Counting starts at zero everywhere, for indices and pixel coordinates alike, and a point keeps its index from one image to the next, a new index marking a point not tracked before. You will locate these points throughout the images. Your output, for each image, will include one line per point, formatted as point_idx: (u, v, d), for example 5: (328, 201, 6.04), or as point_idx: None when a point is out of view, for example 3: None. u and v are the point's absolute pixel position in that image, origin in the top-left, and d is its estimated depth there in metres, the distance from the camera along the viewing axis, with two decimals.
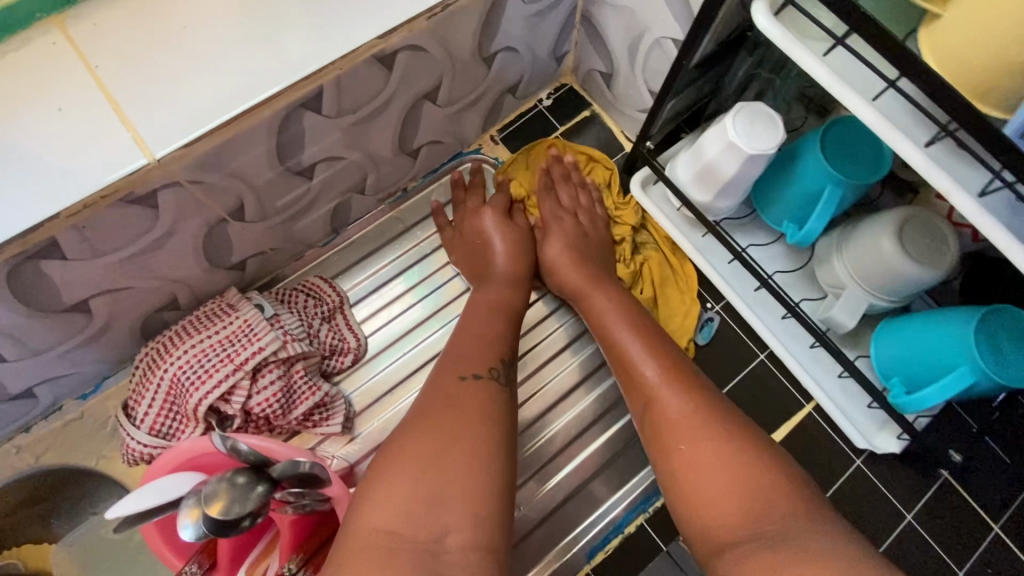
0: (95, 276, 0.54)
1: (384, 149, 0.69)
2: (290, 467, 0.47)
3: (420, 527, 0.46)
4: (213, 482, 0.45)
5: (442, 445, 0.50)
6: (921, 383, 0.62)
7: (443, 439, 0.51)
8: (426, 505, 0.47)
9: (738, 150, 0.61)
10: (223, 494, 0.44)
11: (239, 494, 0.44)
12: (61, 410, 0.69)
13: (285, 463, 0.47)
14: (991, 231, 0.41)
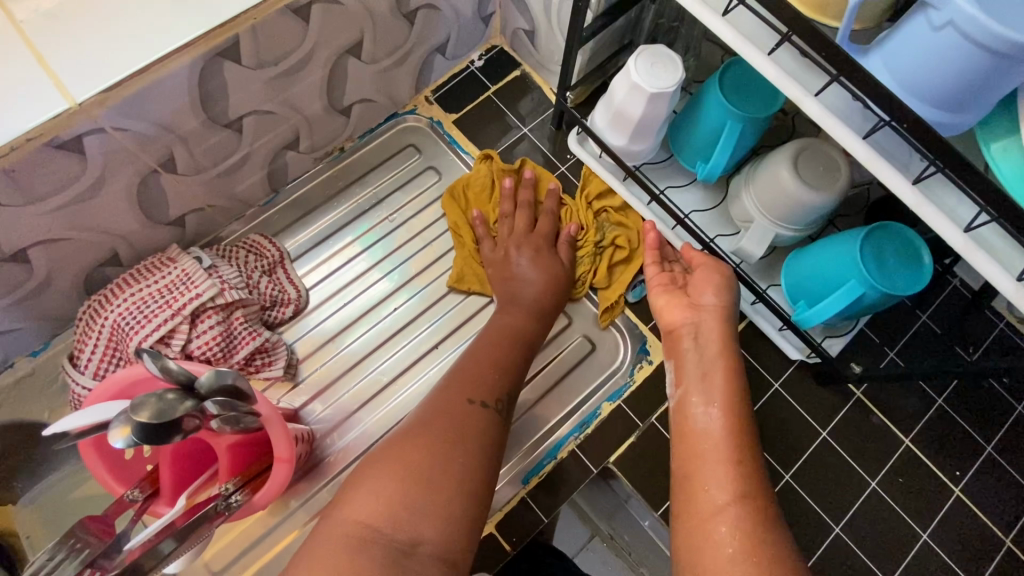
0: (32, 224, 0.57)
1: (314, 106, 0.72)
2: (214, 379, 0.50)
3: (399, 526, 0.48)
4: (141, 395, 0.47)
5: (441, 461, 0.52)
6: (820, 300, 0.67)
7: (441, 455, 0.52)
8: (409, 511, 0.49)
9: (640, 89, 0.65)
10: (152, 405, 0.47)
11: (167, 405, 0.47)
12: (13, 367, 0.72)
13: (209, 373, 0.50)
14: (834, 132, 0.45)
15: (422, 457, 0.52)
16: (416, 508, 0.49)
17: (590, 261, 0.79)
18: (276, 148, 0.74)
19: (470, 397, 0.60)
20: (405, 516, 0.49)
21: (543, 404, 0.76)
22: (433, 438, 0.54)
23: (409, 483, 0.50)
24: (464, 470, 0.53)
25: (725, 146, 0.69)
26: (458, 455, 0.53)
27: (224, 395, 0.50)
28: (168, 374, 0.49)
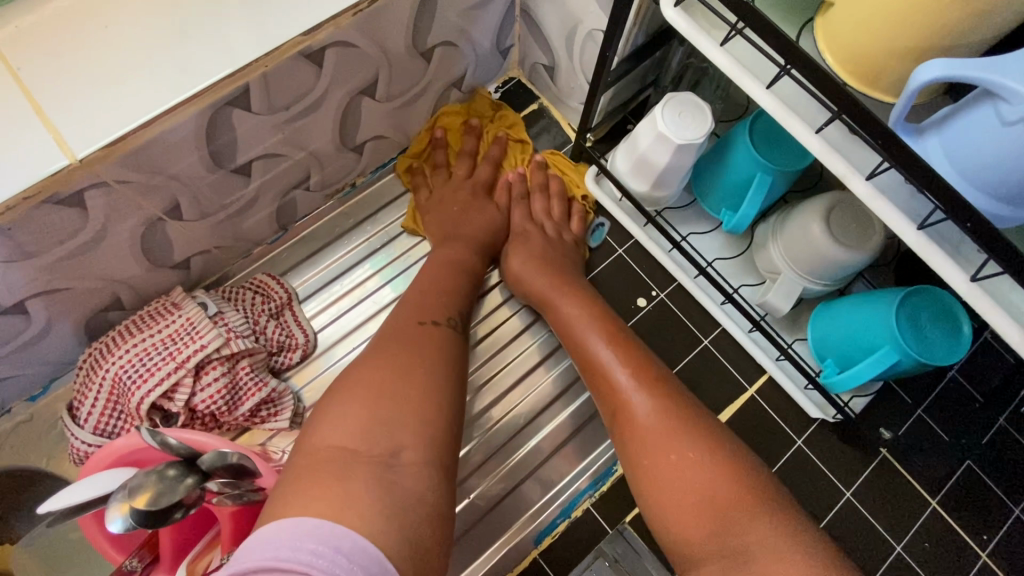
0: (31, 277, 0.55)
1: (325, 146, 0.70)
2: (219, 457, 0.48)
3: (375, 443, 0.48)
4: (141, 474, 0.45)
5: (390, 368, 0.54)
6: (851, 364, 0.64)
7: (391, 365, 0.54)
8: (381, 423, 0.50)
9: (666, 140, 0.62)
10: (151, 486, 0.44)
11: (167, 485, 0.45)
12: (10, 413, 0.69)
13: (213, 450, 0.48)
14: (885, 217, 0.42)
15: (379, 377, 0.53)
16: (393, 421, 0.50)
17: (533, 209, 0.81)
18: (285, 188, 0.72)
19: (419, 321, 0.62)
20: (377, 431, 0.49)
21: (557, 459, 0.73)
22: (390, 359, 0.56)
23: (367, 403, 0.51)
24: (425, 379, 0.55)
25: (753, 197, 0.66)
26: (419, 366, 0.56)
27: (230, 469, 0.48)
28: (172, 451, 0.47)
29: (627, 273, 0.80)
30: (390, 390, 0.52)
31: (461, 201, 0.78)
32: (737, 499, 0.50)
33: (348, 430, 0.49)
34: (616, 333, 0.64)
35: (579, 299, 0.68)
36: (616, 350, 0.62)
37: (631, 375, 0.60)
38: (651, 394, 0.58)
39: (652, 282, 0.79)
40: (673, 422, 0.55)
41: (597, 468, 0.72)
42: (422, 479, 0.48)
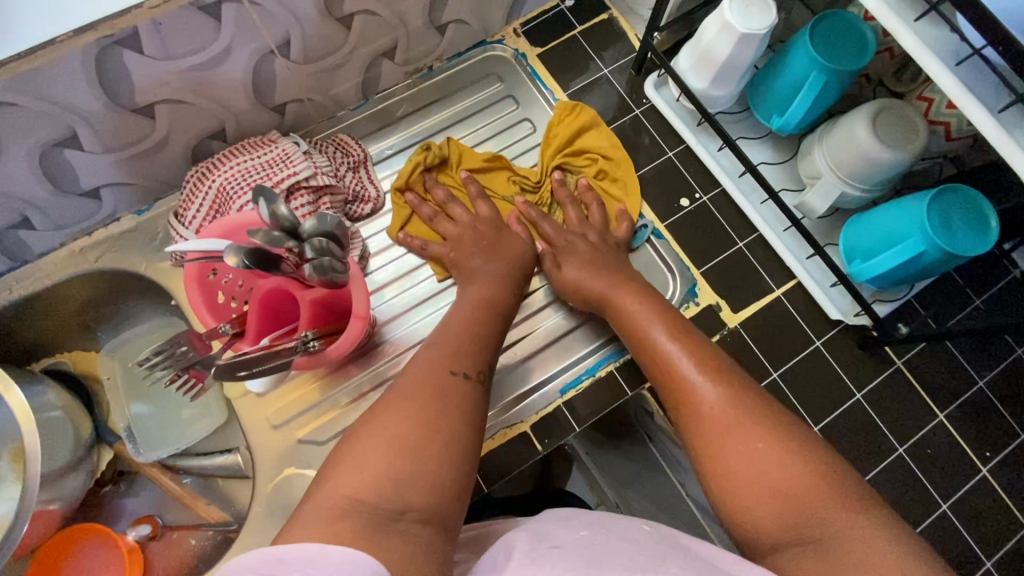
0: (165, 81, 0.64)
1: (415, 17, 0.77)
2: (316, 224, 0.57)
3: (385, 495, 0.45)
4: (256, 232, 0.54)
5: (418, 416, 0.50)
6: (875, 255, 0.69)
7: (418, 415, 0.50)
8: (395, 478, 0.46)
9: (732, 30, 0.67)
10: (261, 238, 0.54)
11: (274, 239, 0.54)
12: (118, 222, 0.79)
13: (311, 220, 0.57)
14: (931, 63, 0.50)
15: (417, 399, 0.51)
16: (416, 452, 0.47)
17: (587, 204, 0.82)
18: (373, 55, 0.79)
19: (453, 368, 0.57)
20: (387, 484, 0.45)
21: (586, 327, 0.80)
22: (416, 391, 0.52)
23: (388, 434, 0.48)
24: (447, 439, 0.49)
25: (805, 98, 0.72)
26: (444, 423, 0.50)
27: (326, 235, 0.57)
28: (279, 218, 0.56)
29: (673, 174, 0.85)
30: (413, 445, 0.48)
31: (486, 237, 0.77)
32: (809, 487, 0.48)
33: (372, 453, 0.47)
34: (684, 330, 0.64)
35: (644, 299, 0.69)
36: (676, 338, 0.63)
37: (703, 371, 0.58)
38: (717, 385, 0.57)
39: (696, 185, 0.84)
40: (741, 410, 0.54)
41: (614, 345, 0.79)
42: (428, 537, 0.44)
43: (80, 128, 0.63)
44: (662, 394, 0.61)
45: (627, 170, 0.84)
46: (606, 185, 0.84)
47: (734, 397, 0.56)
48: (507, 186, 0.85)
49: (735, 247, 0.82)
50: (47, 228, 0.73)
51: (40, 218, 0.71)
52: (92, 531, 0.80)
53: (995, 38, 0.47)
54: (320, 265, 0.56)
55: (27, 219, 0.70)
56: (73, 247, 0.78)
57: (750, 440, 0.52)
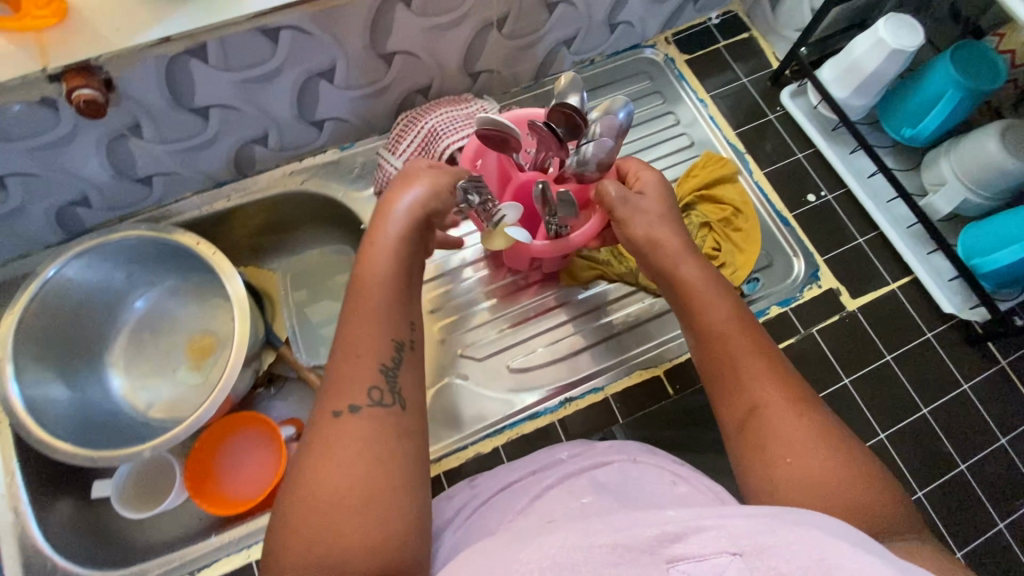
0: (411, 35, 0.77)
1: (599, 12, 0.91)
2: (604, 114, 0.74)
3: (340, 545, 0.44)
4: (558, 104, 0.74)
5: (360, 444, 0.48)
6: (992, 251, 0.79)
7: (362, 443, 0.48)
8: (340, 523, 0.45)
9: (885, 44, 0.79)
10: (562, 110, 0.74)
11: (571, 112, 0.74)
12: (323, 153, 0.91)
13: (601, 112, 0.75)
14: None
15: (343, 457, 0.47)
16: (366, 498, 0.46)
17: (713, 240, 0.90)
18: (556, 42, 0.93)
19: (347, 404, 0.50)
20: (336, 533, 0.45)
21: None
22: (359, 423, 0.49)
23: (327, 513, 0.45)
24: (376, 471, 0.47)
25: (940, 111, 0.82)
26: (377, 454, 0.48)
27: (606, 121, 0.73)
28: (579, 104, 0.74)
29: (803, 173, 0.95)
30: (355, 494, 0.46)
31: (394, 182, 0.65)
32: (873, 501, 0.48)
33: (309, 533, 0.44)
34: (784, 373, 0.56)
35: (739, 332, 0.59)
36: (745, 341, 0.58)
37: (772, 376, 0.56)
38: (791, 456, 0.51)
39: (823, 184, 0.94)
40: (825, 493, 0.49)
41: None
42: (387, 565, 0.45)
43: (339, 63, 0.77)
44: (717, 390, 0.59)
45: (752, 227, 0.90)
46: (731, 231, 0.90)
47: (782, 411, 0.53)
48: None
49: (855, 241, 0.91)
50: (275, 148, 0.86)
51: (275, 137, 0.84)
52: (254, 420, 0.89)
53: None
54: (589, 147, 0.72)
55: (266, 136, 0.84)
56: (284, 169, 0.91)
57: (820, 451, 0.51)
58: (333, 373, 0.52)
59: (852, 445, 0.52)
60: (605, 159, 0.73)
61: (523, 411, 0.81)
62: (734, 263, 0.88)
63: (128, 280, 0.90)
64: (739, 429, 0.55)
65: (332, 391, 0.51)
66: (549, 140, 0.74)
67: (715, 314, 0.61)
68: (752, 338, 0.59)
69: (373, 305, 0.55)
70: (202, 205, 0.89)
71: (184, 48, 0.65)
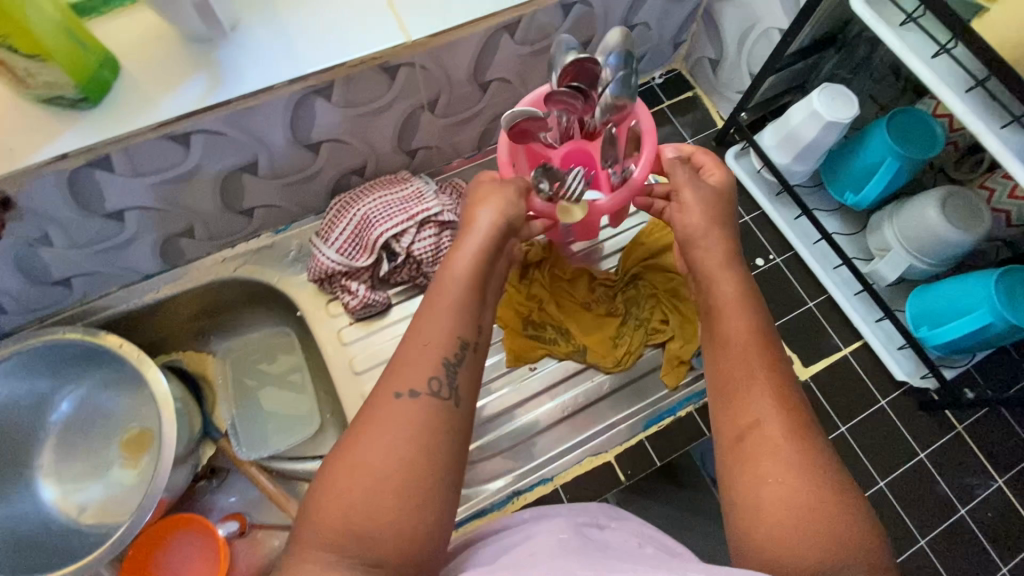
0: (335, 124, 0.75)
1: (536, 84, 0.89)
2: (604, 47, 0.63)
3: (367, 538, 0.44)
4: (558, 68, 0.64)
5: (404, 430, 0.47)
6: (942, 323, 0.77)
7: (406, 429, 0.47)
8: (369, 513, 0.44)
9: (819, 117, 0.77)
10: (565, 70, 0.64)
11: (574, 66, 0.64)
12: (257, 238, 0.88)
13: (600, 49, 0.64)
14: (941, 90, 0.59)
15: (378, 446, 0.46)
16: (401, 496, 0.45)
17: (661, 312, 0.88)
18: (495, 113, 0.91)
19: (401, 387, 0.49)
20: (367, 523, 0.44)
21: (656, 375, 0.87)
22: (405, 408, 0.48)
23: (360, 504, 0.44)
24: (416, 466, 0.46)
25: (879, 180, 0.81)
26: (420, 450, 0.47)
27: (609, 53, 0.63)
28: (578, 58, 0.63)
29: (751, 237, 0.93)
30: (392, 484, 0.45)
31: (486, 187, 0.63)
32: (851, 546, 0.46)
33: (338, 507, 0.44)
34: (786, 397, 0.52)
35: (756, 349, 0.55)
36: (760, 359, 0.55)
37: (779, 400, 0.52)
38: (786, 480, 0.49)
39: (771, 248, 0.93)
40: (808, 525, 0.47)
41: (663, 405, 0.84)
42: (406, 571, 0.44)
43: (261, 157, 0.74)
44: (721, 401, 0.55)
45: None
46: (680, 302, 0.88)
47: (795, 433, 0.51)
48: (592, 288, 0.89)
49: (805, 305, 0.90)
50: (203, 238, 0.83)
51: (201, 229, 0.81)
52: (190, 521, 0.85)
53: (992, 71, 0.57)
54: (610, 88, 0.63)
55: (192, 229, 0.80)
56: (216, 256, 0.88)
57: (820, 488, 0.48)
58: (394, 358, 0.51)
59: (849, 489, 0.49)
60: (636, 87, 0.63)
61: (469, 509, 0.78)
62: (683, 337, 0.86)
63: (51, 383, 0.86)
64: (734, 447, 0.52)
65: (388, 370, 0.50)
66: (568, 101, 0.65)
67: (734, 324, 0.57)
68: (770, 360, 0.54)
69: (447, 291, 0.54)
70: (130, 299, 0.86)
71: (85, 162, 0.62)
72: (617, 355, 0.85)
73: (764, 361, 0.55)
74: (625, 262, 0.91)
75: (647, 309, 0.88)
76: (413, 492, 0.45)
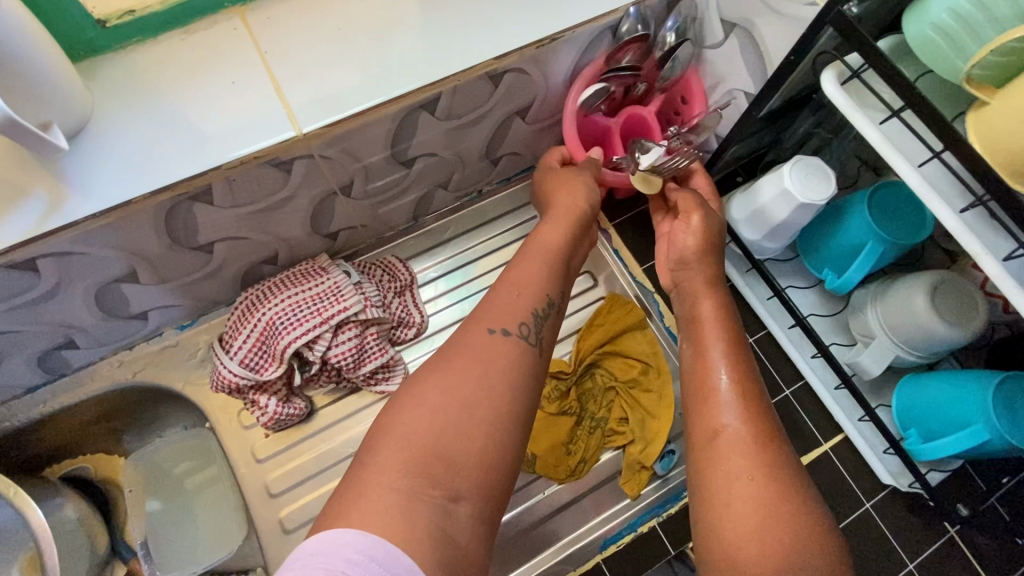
0: (226, 224, 0.64)
1: (473, 153, 0.78)
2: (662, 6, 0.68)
3: (443, 461, 0.45)
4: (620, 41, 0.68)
5: (490, 371, 0.51)
6: (936, 435, 0.67)
7: (496, 374, 0.50)
8: (449, 437, 0.46)
9: (791, 196, 0.67)
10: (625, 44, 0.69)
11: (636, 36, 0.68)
12: (160, 337, 0.78)
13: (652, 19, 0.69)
14: (935, 203, 0.50)
15: (465, 379, 0.49)
16: (477, 428, 0.47)
17: (621, 409, 0.78)
18: (428, 185, 0.80)
19: (490, 328, 0.54)
20: (445, 447, 0.45)
21: (615, 483, 0.76)
22: (490, 351, 0.52)
23: (440, 427, 0.46)
24: (494, 413, 0.48)
25: (861, 264, 0.70)
26: (501, 400, 0.49)
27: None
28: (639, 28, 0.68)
29: None
30: (476, 412, 0.47)
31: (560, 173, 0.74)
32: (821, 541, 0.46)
33: (420, 426, 0.46)
34: (755, 397, 0.54)
35: (727, 349, 0.58)
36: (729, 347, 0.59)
37: (746, 392, 0.55)
38: (757, 476, 0.49)
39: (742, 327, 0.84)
40: (776, 525, 0.46)
41: (624, 520, 0.75)
42: (473, 535, 0.44)
43: (139, 266, 0.63)
44: (692, 403, 0.57)
45: (664, 387, 0.79)
46: (642, 398, 0.79)
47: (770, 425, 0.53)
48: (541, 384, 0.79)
49: (781, 393, 0.82)
50: (91, 346, 0.72)
51: (84, 339, 0.70)
52: None
53: (991, 189, 0.47)
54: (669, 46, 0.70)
55: (73, 340, 0.70)
56: (112, 359, 0.77)
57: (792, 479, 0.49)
58: (485, 304, 0.57)
59: (811, 497, 0.48)
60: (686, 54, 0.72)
61: None
62: (645, 438, 0.76)
63: None
64: (703, 445, 0.53)
65: (466, 329, 0.54)
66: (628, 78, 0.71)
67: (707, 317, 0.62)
68: (733, 355, 0.58)
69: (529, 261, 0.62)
70: (13, 413, 0.75)
71: None
72: (570, 465, 0.76)
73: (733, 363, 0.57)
74: (580, 348, 0.80)
75: (605, 408, 0.79)
76: (485, 434, 0.47)
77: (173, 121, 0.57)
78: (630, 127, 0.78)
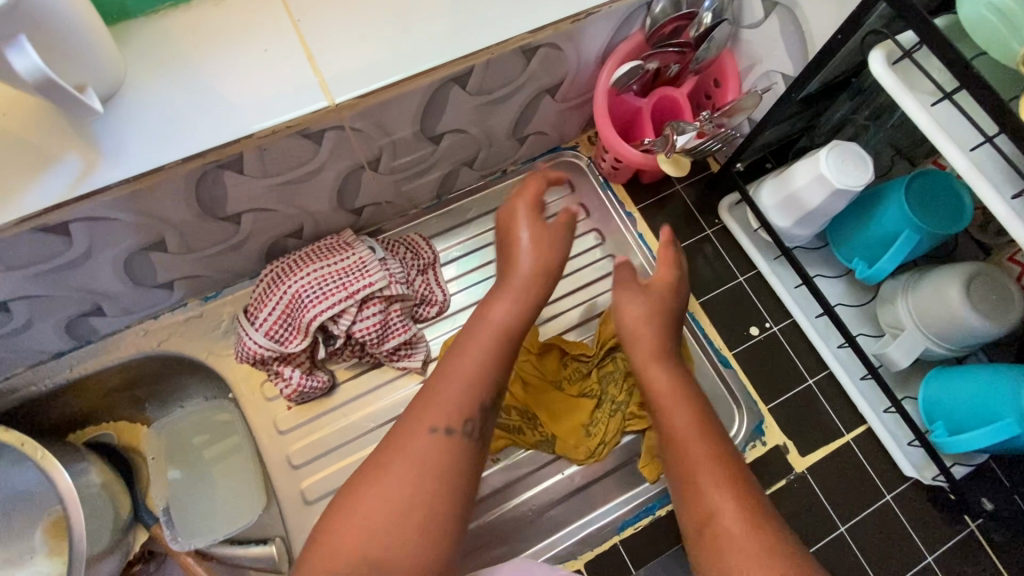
0: (255, 195, 0.64)
1: (500, 131, 0.77)
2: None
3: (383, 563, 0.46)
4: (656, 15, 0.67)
5: (429, 469, 0.50)
6: (963, 429, 0.66)
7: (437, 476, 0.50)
8: (388, 542, 0.47)
9: (826, 181, 0.66)
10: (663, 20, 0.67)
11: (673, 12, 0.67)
12: (185, 307, 0.78)
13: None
14: (986, 190, 0.48)
15: (402, 484, 0.49)
16: (413, 527, 0.47)
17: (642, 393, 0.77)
18: (454, 162, 0.79)
19: (431, 425, 0.52)
20: (387, 546, 0.46)
21: (634, 466, 0.77)
22: (431, 455, 0.51)
23: (376, 536, 0.47)
24: (434, 518, 0.48)
25: (895, 253, 0.69)
26: (442, 499, 0.49)
27: None
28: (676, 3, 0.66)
29: (745, 302, 0.83)
30: (415, 518, 0.48)
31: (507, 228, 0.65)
32: None
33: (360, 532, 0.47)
34: (735, 478, 0.53)
35: (698, 431, 0.57)
36: (699, 433, 0.56)
37: (723, 475, 0.53)
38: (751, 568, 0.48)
39: (767, 314, 0.83)
40: None
41: (642, 502, 0.75)
42: None
43: (169, 235, 0.63)
44: (677, 495, 0.55)
45: None
46: None
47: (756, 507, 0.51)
48: (563, 365, 0.79)
49: (805, 381, 0.81)
50: (117, 314, 0.73)
51: (111, 306, 0.71)
52: None
53: None
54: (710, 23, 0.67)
55: (100, 307, 0.70)
56: (138, 328, 0.78)
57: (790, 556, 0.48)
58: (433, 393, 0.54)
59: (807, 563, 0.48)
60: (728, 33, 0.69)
61: None
62: None
63: None
64: (699, 534, 0.52)
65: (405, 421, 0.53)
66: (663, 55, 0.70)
67: (668, 391, 0.60)
68: (706, 431, 0.57)
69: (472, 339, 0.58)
70: (40, 379, 0.76)
71: None
72: (590, 446, 0.76)
73: (705, 443, 0.56)
74: (602, 333, 0.80)
75: (626, 391, 0.78)
76: (422, 534, 0.47)
77: (205, 87, 0.56)
78: (661, 108, 0.76)
